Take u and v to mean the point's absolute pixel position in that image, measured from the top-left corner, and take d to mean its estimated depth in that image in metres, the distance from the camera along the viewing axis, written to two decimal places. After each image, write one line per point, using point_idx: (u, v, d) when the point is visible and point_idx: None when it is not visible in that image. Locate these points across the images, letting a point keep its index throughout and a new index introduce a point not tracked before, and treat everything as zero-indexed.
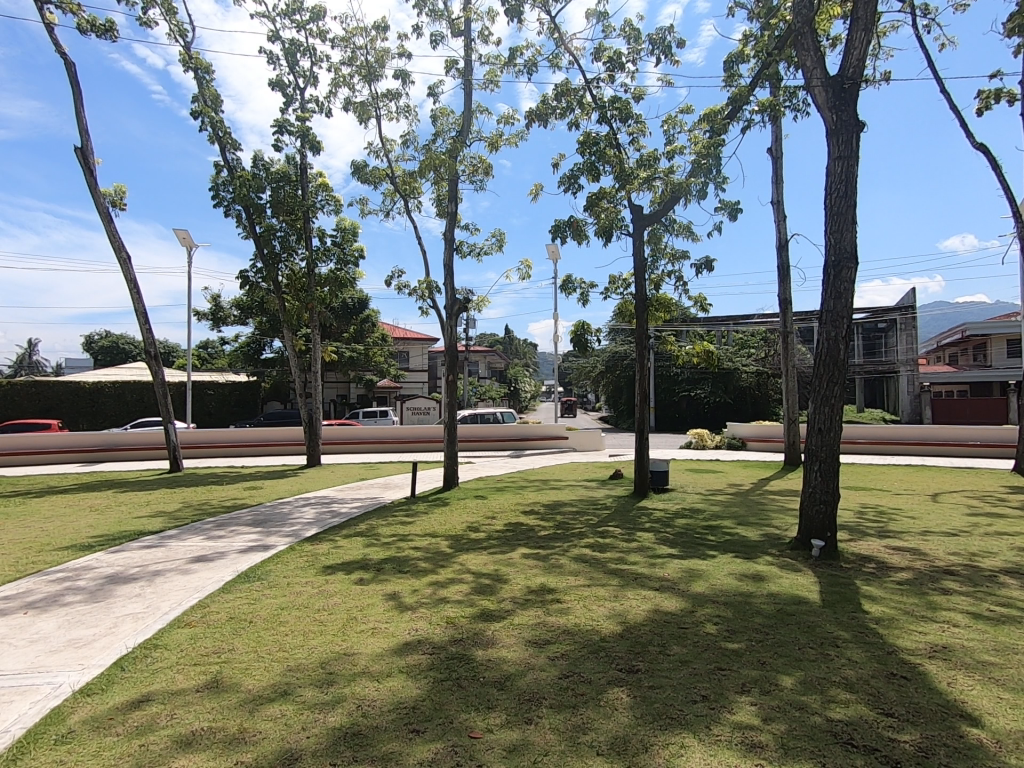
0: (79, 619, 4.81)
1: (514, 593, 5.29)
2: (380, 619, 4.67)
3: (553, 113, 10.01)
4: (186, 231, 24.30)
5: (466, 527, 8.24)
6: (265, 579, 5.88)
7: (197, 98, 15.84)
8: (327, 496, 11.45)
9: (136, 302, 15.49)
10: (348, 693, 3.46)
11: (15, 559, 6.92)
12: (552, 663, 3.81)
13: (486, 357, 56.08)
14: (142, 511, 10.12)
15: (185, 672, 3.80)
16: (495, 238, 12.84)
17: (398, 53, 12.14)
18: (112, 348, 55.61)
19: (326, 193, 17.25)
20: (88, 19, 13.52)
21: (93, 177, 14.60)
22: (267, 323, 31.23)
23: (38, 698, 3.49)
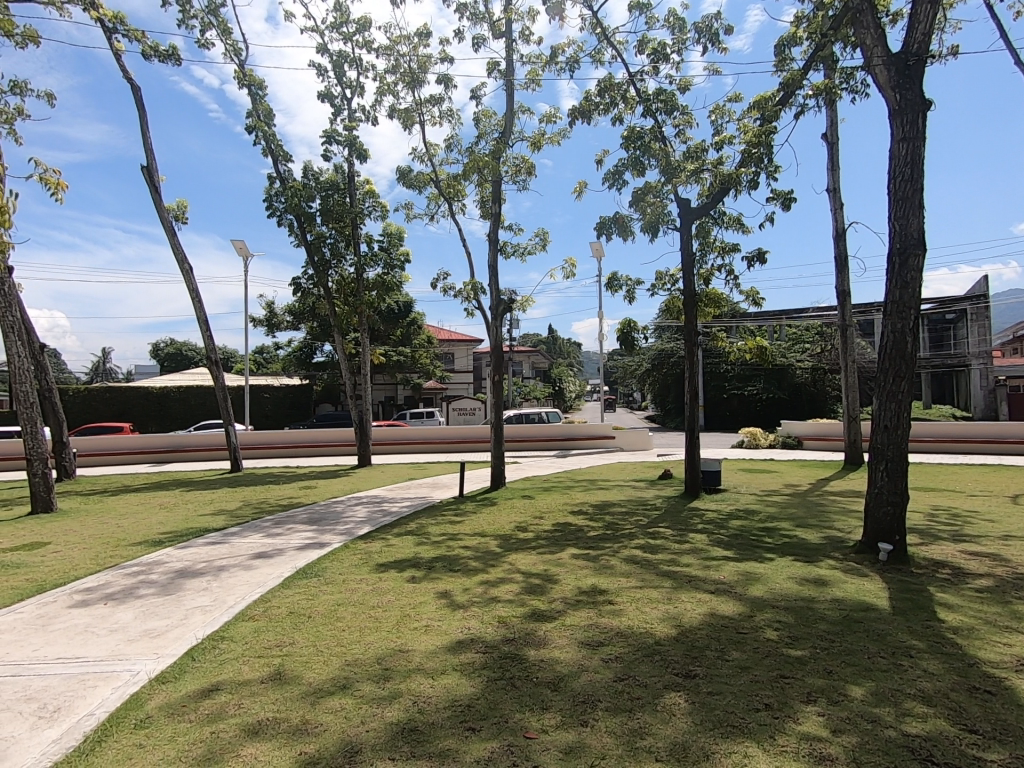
0: (153, 611, 5.10)
1: (565, 593, 5.26)
2: (433, 617, 4.73)
3: (597, 110, 9.89)
4: (243, 241, 25.43)
5: (514, 527, 8.24)
6: (321, 575, 6.06)
7: (251, 114, 16.55)
8: (378, 495, 11.71)
9: (198, 309, 16.32)
10: (405, 689, 3.52)
11: (95, 553, 7.41)
12: (606, 665, 3.76)
13: (530, 357, 56.20)
14: (207, 509, 10.66)
15: (250, 663, 3.96)
16: (539, 238, 12.86)
17: (442, 58, 12.30)
18: (177, 354, 58.96)
19: (373, 200, 17.71)
20: (152, 45, 14.34)
21: (158, 193, 15.48)
22: (319, 328, 32.27)
23: (119, 684, 3.72)
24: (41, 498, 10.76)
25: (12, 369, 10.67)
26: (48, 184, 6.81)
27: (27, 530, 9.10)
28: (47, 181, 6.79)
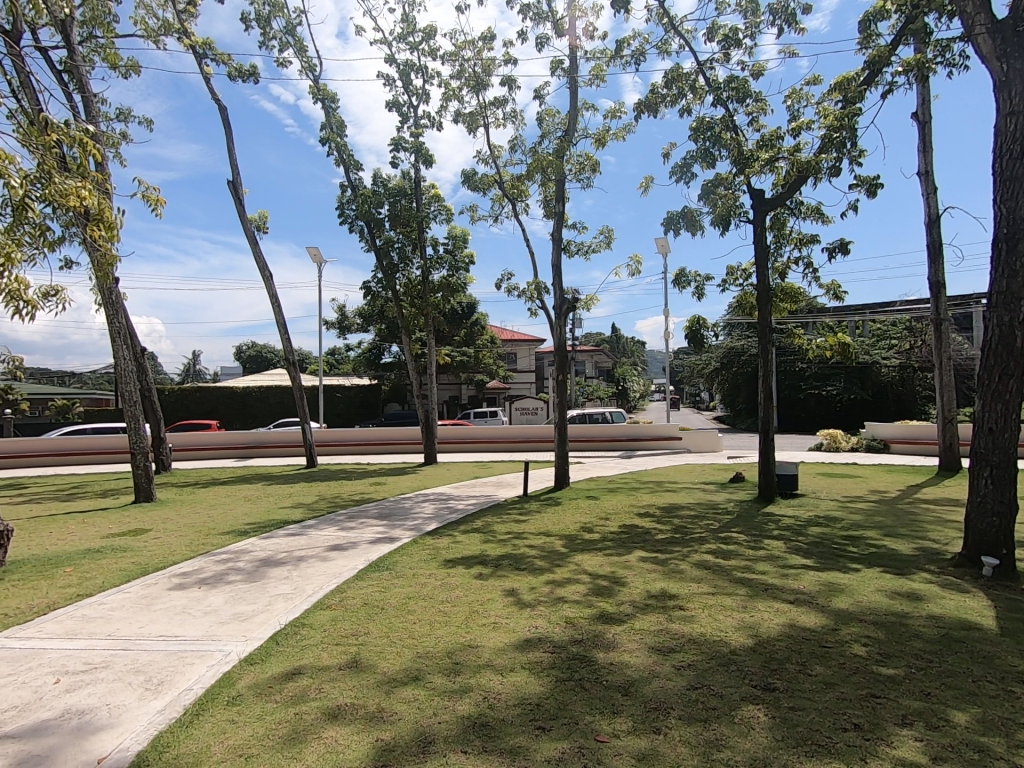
0: (241, 596, 5.46)
1: (634, 596, 5.15)
2: (501, 614, 4.78)
3: (663, 102, 9.64)
4: (317, 248, 26.71)
5: (580, 528, 8.16)
6: (393, 569, 6.27)
7: (325, 126, 17.36)
8: (444, 493, 11.97)
9: (277, 313, 17.30)
10: (475, 683, 3.57)
11: (190, 540, 8.02)
12: (678, 672, 3.66)
13: (593, 357, 55.63)
14: (286, 502, 11.29)
15: (329, 650, 4.15)
16: (604, 235, 12.71)
17: (505, 59, 12.40)
18: (259, 356, 62.78)
19: (439, 203, 18.10)
20: (236, 67, 15.34)
21: (242, 205, 16.55)
22: (387, 330, 33.39)
23: (213, 662, 4.00)
24: (143, 488, 11.76)
25: (119, 370, 11.72)
26: (149, 200, 7.42)
27: (132, 517, 9.99)
28: (149, 197, 7.39)
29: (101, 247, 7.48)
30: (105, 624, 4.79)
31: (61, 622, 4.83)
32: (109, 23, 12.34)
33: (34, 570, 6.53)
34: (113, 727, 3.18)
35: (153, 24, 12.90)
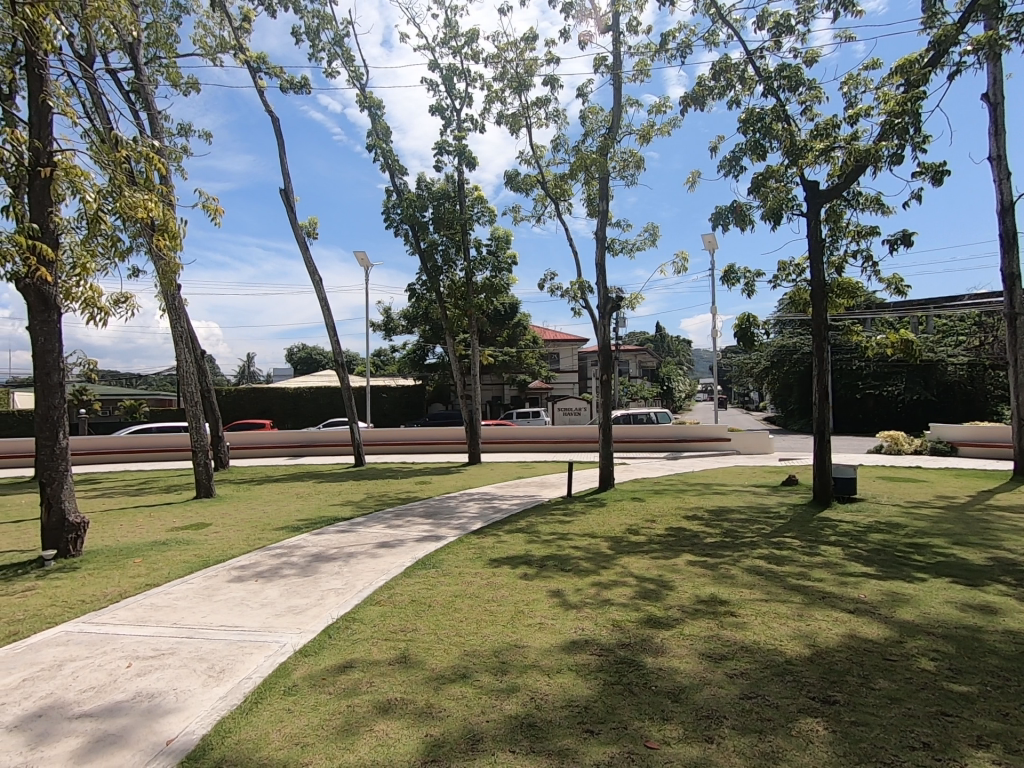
0: (295, 590, 5.65)
1: (683, 601, 5.04)
2: (547, 615, 4.77)
3: (710, 95, 9.39)
4: (363, 252, 27.43)
5: (625, 530, 8.05)
6: (439, 567, 6.36)
7: (371, 133, 17.78)
8: (489, 492, 12.04)
9: (327, 316, 17.83)
10: (522, 683, 3.58)
11: (247, 535, 8.37)
12: (731, 680, 3.55)
13: (637, 356, 54.82)
14: (336, 500, 11.62)
15: (379, 645, 4.25)
16: (648, 233, 12.51)
17: (548, 59, 12.37)
18: (309, 358, 64.93)
19: (482, 205, 18.24)
20: (287, 79, 15.92)
21: (293, 213, 17.16)
22: (430, 331, 33.89)
23: (270, 653, 4.16)
24: (203, 484, 12.35)
25: (182, 372, 12.35)
26: (209, 210, 7.78)
27: (194, 512, 10.51)
28: (208, 208, 7.76)
29: (167, 256, 7.90)
30: (171, 612, 5.06)
31: (131, 610, 5.13)
32: (171, 44, 13.03)
33: (108, 560, 6.97)
34: (180, 711, 3.35)
35: (211, 42, 13.55)
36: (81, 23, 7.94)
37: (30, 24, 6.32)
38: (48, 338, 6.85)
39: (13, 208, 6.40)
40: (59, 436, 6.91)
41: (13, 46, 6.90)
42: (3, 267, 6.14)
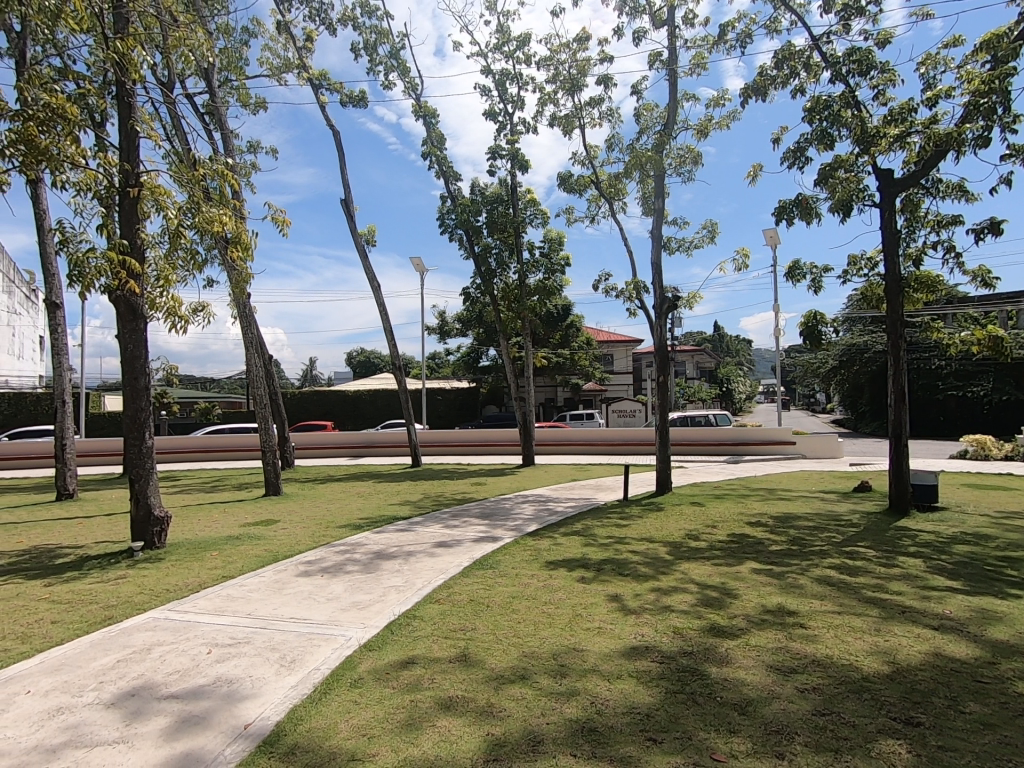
0: (359, 586, 5.85)
1: (747, 610, 4.87)
2: (606, 620, 4.72)
3: (773, 85, 9.03)
4: (419, 258, 28.11)
5: (685, 535, 7.85)
6: (496, 568, 6.41)
7: (426, 141, 18.19)
8: (544, 494, 12.05)
9: (385, 321, 18.37)
10: (582, 687, 3.55)
11: (312, 532, 8.73)
12: (802, 695, 3.39)
13: (694, 357, 53.41)
14: (395, 499, 11.93)
15: (440, 643, 4.33)
16: (706, 230, 12.17)
17: (601, 58, 12.27)
18: (367, 362, 67.15)
19: (535, 207, 18.31)
20: (347, 93, 16.53)
21: (353, 222, 17.79)
22: (484, 334, 34.24)
23: (336, 646, 4.32)
24: (272, 483, 12.98)
25: (252, 377, 13.05)
26: (277, 222, 8.20)
27: (263, 509, 11.06)
28: (276, 220, 8.17)
29: (239, 267, 8.37)
30: (245, 603, 5.35)
31: (210, 600, 5.45)
32: (241, 67, 13.81)
33: (188, 552, 7.45)
34: (255, 697, 3.53)
35: (277, 63, 14.28)
36: (163, 52, 8.56)
37: (120, 56, 6.90)
38: (136, 345, 7.41)
39: (105, 227, 6.97)
40: (145, 436, 7.44)
41: (105, 78, 7.51)
42: (97, 281, 6.69)
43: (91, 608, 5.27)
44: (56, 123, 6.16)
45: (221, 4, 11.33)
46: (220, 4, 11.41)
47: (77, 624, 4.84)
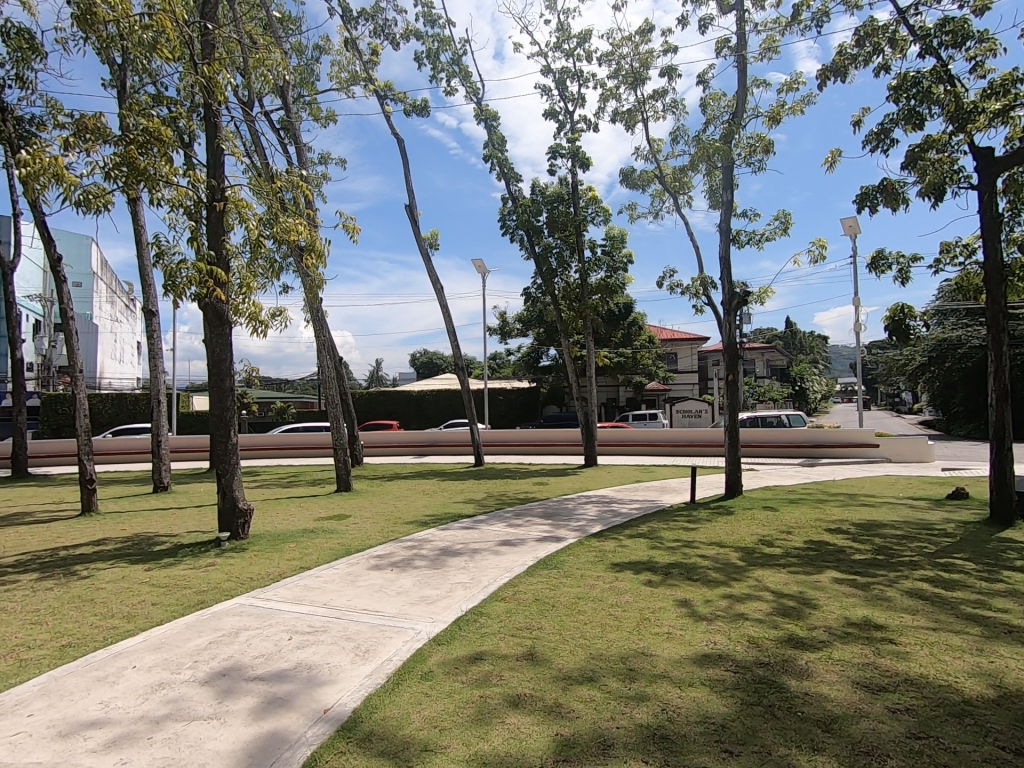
0: (427, 581, 6.00)
1: (829, 622, 4.60)
2: (675, 625, 4.60)
3: (853, 64, 8.48)
4: (481, 260, 28.50)
5: (757, 540, 7.51)
6: (561, 568, 6.40)
7: (487, 144, 18.41)
8: (607, 495, 11.90)
9: (448, 323, 18.74)
10: (653, 693, 3.48)
11: (381, 527, 9.04)
12: (894, 716, 3.17)
13: (764, 354, 51.08)
14: (459, 497, 12.14)
15: (507, 640, 4.37)
16: (779, 221, 11.61)
17: (664, 49, 11.98)
18: (430, 363, 68.88)
19: (596, 205, 18.12)
20: (410, 102, 17.00)
21: (417, 226, 18.28)
22: (545, 334, 34.25)
23: (407, 639, 4.45)
24: (342, 479, 13.54)
25: (324, 378, 13.68)
26: (347, 229, 8.54)
27: (335, 504, 11.57)
28: (347, 227, 8.52)
29: (313, 274, 8.78)
30: (322, 594, 5.62)
31: (289, 589, 5.76)
32: (312, 83, 14.51)
33: (268, 543, 7.90)
34: (334, 684, 3.70)
35: (345, 77, 14.90)
36: (243, 72, 9.12)
37: (207, 80, 7.41)
38: (222, 349, 7.93)
39: (195, 239, 7.51)
40: (230, 434, 7.94)
41: (194, 101, 8.07)
42: (188, 290, 7.23)
43: (186, 593, 5.70)
44: (153, 145, 6.70)
45: (294, 23, 11.94)
46: (294, 25, 12.03)
47: (174, 607, 5.25)
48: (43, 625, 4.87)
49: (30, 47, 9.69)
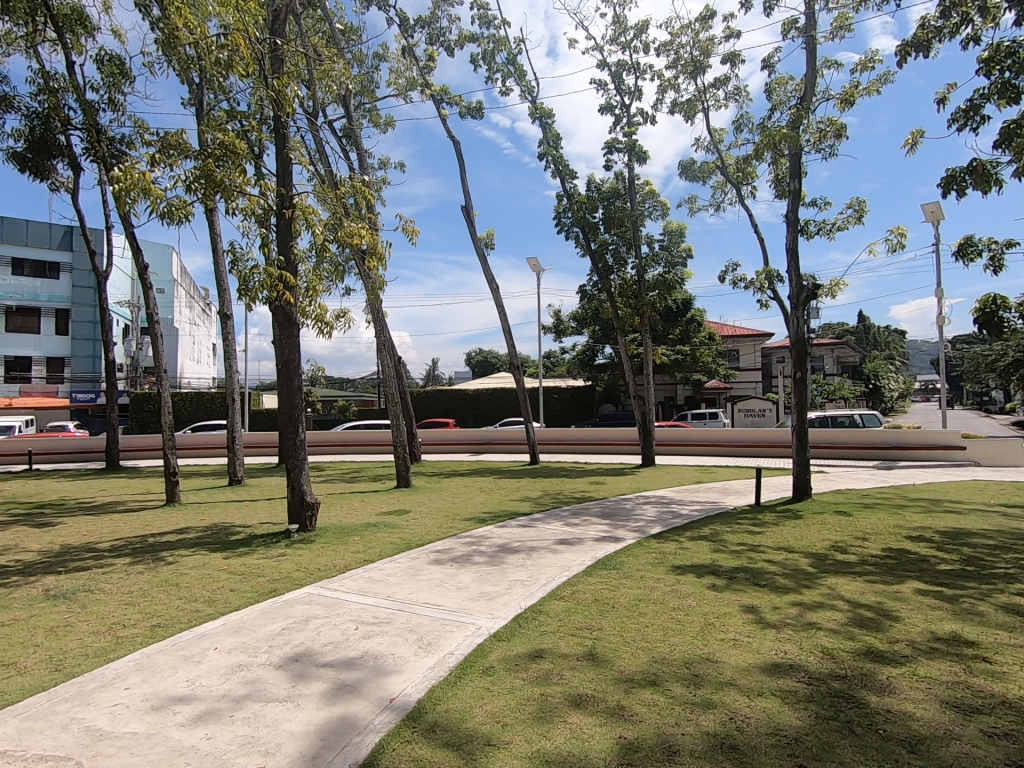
0: (486, 578, 6.06)
1: (912, 635, 4.31)
2: (742, 631, 4.44)
3: (938, 37, 7.87)
4: (535, 258, 28.51)
5: (829, 547, 7.13)
6: (620, 568, 6.31)
7: (542, 142, 18.38)
8: (666, 496, 11.63)
9: (503, 321, 18.86)
10: (720, 701, 3.37)
11: (440, 523, 9.21)
12: (989, 740, 2.93)
13: (834, 351, 48.41)
14: (515, 496, 12.20)
15: (567, 639, 4.36)
16: (853, 208, 10.96)
17: (726, 35, 11.58)
18: (485, 362, 69.68)
19: (654, 200, 17.72)
20: (466, 105, 17.21)
21: (472, 227, 18.50)
22: (600, 331, 33.89)
23: (468, 633, 4.51)
24: (402, 475, 13.89)
25: (385, 376, 14.07)
26: (407, 231, 8.75)
27: (395, 500, 11.89)
28: (406, 229, 8.73)
29: (373, 276, 9.04)
30: (385, 586, 5.79)
31: (355, 581, 5.97)
32: (372, 92, 14.97)
33: (334, 536, 8.22)
34: (399, 674, 3.80)
35: (403, 83, 15.28)
36: (309, 83, 9.51)
37: (276, 94, 7.79)
38: (290, 350, 8.31)
39: (266, 246, 7.90)
40: (298, 431, 8.31)
41: (264, 114, 8.50)
42: (260, 294, 7.61)
43: (261, 581, 6.02)
44: (228, 158, 7.10)
45: (356, 34, 12.34)
46: (355, 36, 12.44)
47: (251, 594, 5.56)
48: (136, 606, 5.28)
49: (121, 72, 10.51)
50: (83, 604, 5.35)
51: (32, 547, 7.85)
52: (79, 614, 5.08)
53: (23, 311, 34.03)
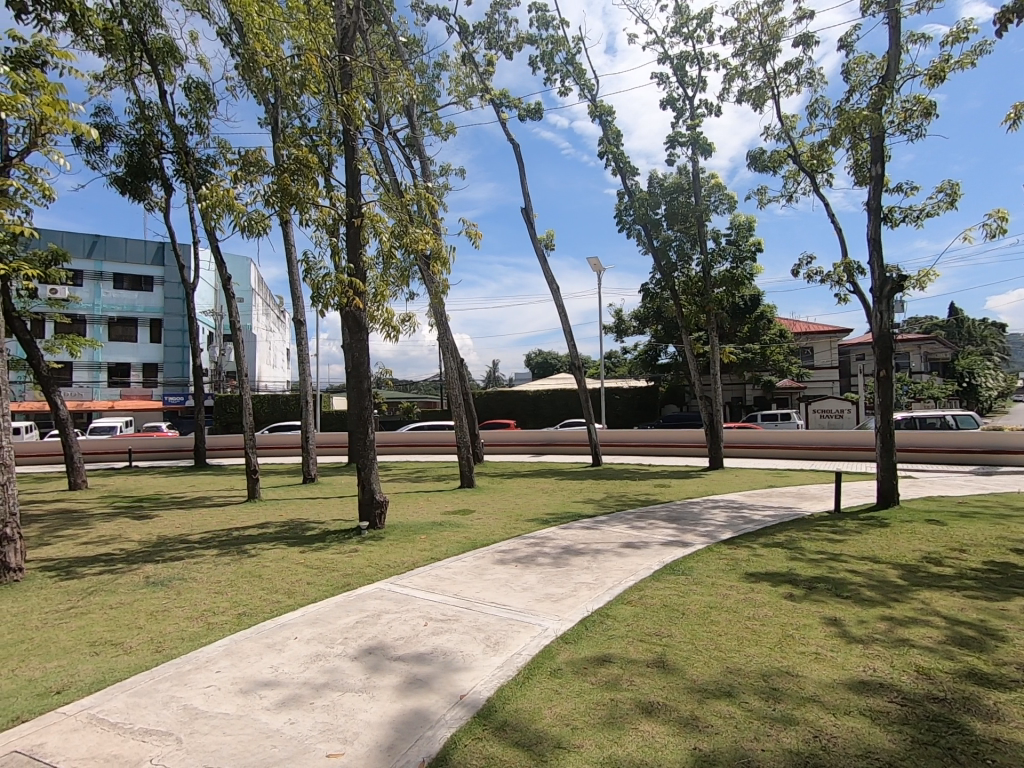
0: (551, 579, 6.04)
1: (1022, 658, 3.92)
2: (825, 645, 4.19)
3: None
4: (596, 258, 28.19)
5: (921, 558, 6.60)
6: (689, 574, 6.12)
7: (603, 140, 18.17)
8: (737, 500, 11.18)
9: (564, 322, 18.78)
10: (802, 717, 3.19)
11: (503, 523, 9.28)
12: None
13: (921, 347, 44.93)
14: (578, 497, 12.10)
15: (636, 644, 4.27)
16: (944, 192, 10.12)
17: (798, 17, 11.00)
18: (545, 364, 69.69)
19: (720, 193, 17.13)
20: (524, 107, 17.28)
21: (532, 228, 18.53)
22: (663, 330, 33.12)
23: (535, 634, 4.51)
24: (465, 475, 14.13)
25: (448, 377, 14.36)
26: (470, 235, 8.88)
27: (459, 499, 12.10)
28: (469, 233, 8.86)
29: (437, 280, 9.23)
30: (453, 584, 5.90)
31: (423, 578, 6.12)
32: (434, 101, 15.35)
33: (402, 534, 8.47)
34: (468, 672, 3.85)
35: (463, 89, 15.57)
36: (376, 96, 9.84)
37: (346, 108, 8.11)
38: (360, 353, 8.64)
39: (336, 254, 8.25)
40: (368, 431, 8.62)
41: (334, 129, 8.87)
42: (331, 300, 7.98)
43: (335, 575, 6.29)
44: (301, 172, 7.47)
45: (418, 45, 12.68)
46: (418, 47, 12.78)
47: (326, 587, 5.82)
48: (225, 594, 5.65)
49: (206, 97, 11.32)
50: (178, 592, 5.77)
51: (133, 537, 8.58)
52: (175, 600, 5.50)
53: (122, 321, 37.26)
